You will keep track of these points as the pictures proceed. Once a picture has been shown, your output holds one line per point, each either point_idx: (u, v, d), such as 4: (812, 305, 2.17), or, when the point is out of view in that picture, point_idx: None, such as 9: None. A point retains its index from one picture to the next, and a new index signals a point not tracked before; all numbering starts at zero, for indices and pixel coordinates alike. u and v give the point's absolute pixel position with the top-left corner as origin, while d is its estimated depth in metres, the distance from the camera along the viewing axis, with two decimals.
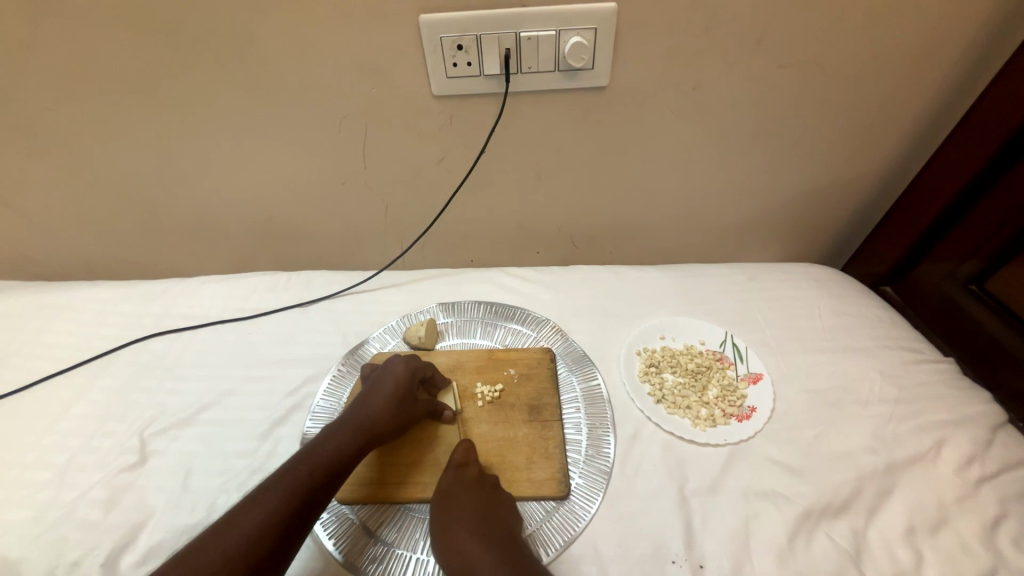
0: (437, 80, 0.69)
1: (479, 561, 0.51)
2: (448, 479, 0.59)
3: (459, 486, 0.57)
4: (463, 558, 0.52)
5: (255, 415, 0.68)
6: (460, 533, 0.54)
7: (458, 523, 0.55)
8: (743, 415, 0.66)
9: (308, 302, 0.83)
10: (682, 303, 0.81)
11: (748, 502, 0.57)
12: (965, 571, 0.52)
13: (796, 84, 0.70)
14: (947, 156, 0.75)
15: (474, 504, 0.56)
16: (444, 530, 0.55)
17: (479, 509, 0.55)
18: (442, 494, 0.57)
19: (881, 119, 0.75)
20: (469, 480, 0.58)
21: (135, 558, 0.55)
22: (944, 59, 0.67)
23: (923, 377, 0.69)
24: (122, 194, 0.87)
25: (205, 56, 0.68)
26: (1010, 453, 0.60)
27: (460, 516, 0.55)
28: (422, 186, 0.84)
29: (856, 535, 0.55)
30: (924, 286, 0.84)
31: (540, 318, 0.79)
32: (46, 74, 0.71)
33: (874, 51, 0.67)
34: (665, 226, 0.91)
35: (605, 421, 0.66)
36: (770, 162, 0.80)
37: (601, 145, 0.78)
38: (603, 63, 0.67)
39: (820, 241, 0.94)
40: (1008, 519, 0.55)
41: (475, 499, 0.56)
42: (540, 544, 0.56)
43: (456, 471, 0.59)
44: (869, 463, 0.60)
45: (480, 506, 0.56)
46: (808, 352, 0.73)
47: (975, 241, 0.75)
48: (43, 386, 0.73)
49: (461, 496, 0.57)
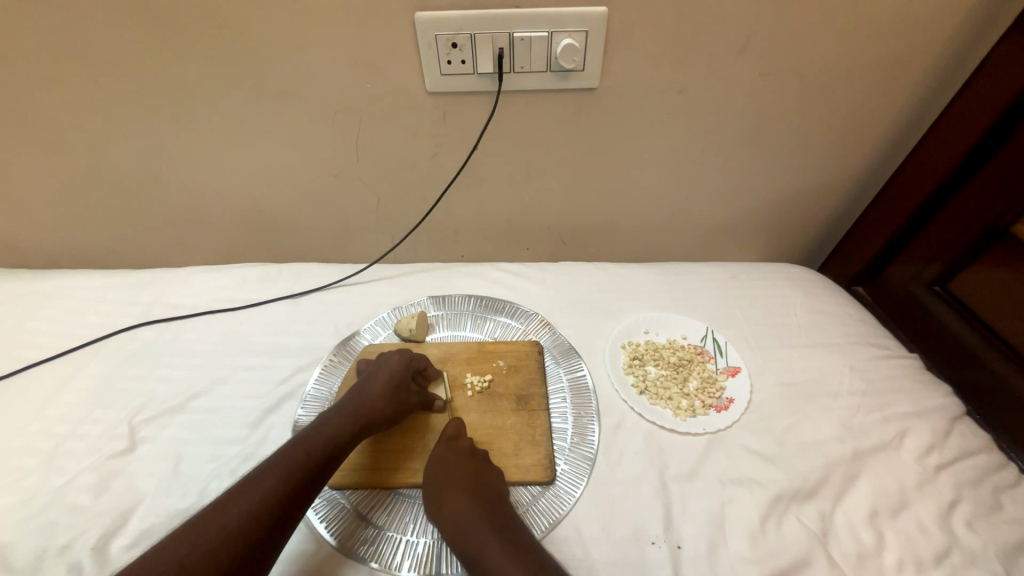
0: (431, 77, 0.70)
1: (471, 524, 0.55)
2: (442, 450, 0.61)
3: (453, 457, 0.60)
4: (456, 520, 0.55)
5: (246, 403, 0.68)
6: (453, 498, 0.57)
7: (451, 490, 0.58)
8: (721, 406, 0.69)
9: (299, 294, 0.83)
10: (666, 299, 0.84)
11: (724, 487, 0.60)
12: (922, 550, 0.55)
13: (777, 91, 0.73)
14: (915, 163, 0.79)
15: (467, 472, 0.59)
16: (437, 497, 0.58)
17: (471, 477, 0.58)
18: (436, 464, 0.60)
19: (856, 127, 0.78)
20: (462, 449, 0.61)
21: (125, 541, 0.55)
22: (914, 71, 0.71)
23: (889, 371, 0.73)
24: (110, 183, 0.86)
25: (199, 46, 0.68)
26: (966, 442, 0.65)
27: (453, 484, 0.58)
28: (415, 180, 0.85)
29: (823, 518, 0.58)
30: (892, 287, 0.88)
31: (528, 312, 0.81)
32: (33, 59, 0.70)
33: (849, 62, 0.70)
34: (651, 225, 0.94)
35: (590, 410, 0.69)
36: (751, 165, 0.84)
37: (590, 145, 0.80)
38: (593, 66, 0.69)
39: (797, 242, 0.98)
40: (962, 503, 0.59)
41: (468, 468, 0.59)
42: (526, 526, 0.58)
43: (450, 445, 0.62)
44: (838, 451, 0.64)
45: (474, 474, 0.58)
46: (783, 347, 0.76)
47: (939, 244, 0.79)
48: (29, 374, 0.72)
49: (454, 465, 0.59)
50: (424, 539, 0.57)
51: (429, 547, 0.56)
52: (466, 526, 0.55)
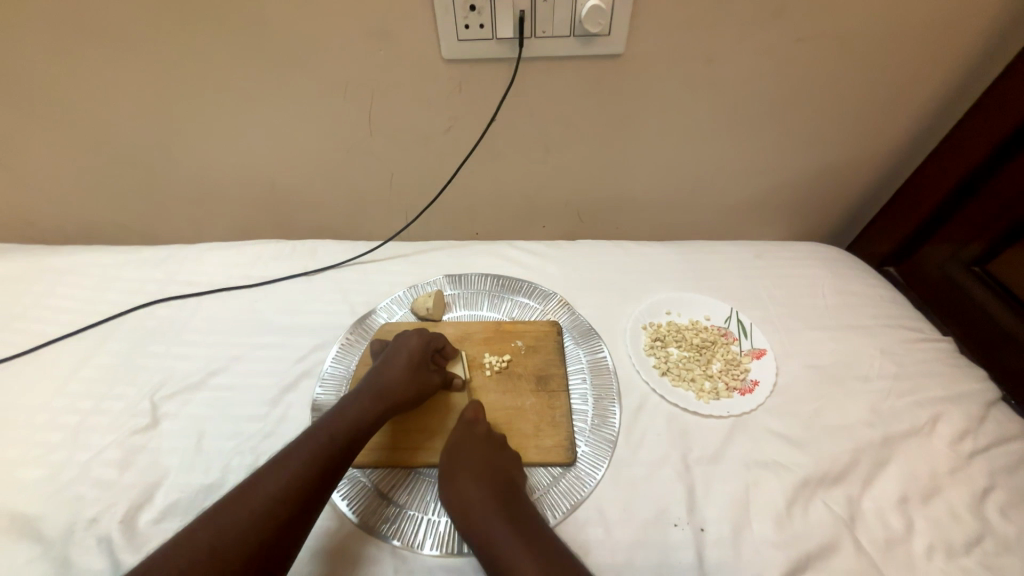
0: (447, 43, 0.66)
1: (473, 498, 0.55)
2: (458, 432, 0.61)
3: (468, 441, 0.59)
4: (466, 506, 0.55)
5: (264, 381, 0.68)
6: (464, 484, 0.56)
7: (463, 473, 0.57)
8: (746, 389, 0.67)
9: (314, 272, 0.82)
10: (688, 279, 0.81)
11: (749, 471, 0.59)
12: (953, 537, 0.54)
13: (817, 56, 0.68)
14: (959, 137, 0.74)
15: (482, 458, 0.57)
16: (451, 480, 0.57)
17: (485, 463, 0.57)
18: (451, 448, 0.59)
19: (899, 96, 0.73)
20: (479, 434, 0.60)
21: (151, 515, 0.56)
22: (968, 34, 0.66)
23: (922, 355, 0.70)
24: (119, 157, 0.84)
25: (203, 10, 0.65)
26: (1002, 428, 0.62)
27: (468, 468, 0.57)
28: (429, 155, 0.82)
29: (851, 503, 0.57)
30: (927, 267, 0.84)
31: (547, 291, 0.79)
32: (34, 26, 0.67)
33: (898, 24, 0.65)
34: (674, 202, 0.90)
35: (611, 392, 0.67)
36: (784, 138, 0.79)
37: (614, 116, 0.76)
38: (620, 30, 0.64)
39: (827, 220, 0.94)
40: (996, 490, 0.57)
41: (483, 454, 0.58)
42: (548, 507, 0.58)
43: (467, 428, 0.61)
44: (867, 436, 0.62)
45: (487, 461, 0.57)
46: (811, 329, 0.74)
47: (982, 221, 0.74)
48: (49, 350, 0.72)
49: (469, 451, 0.58)
50: (446, 518, 0.57)
51: (451, 526, 0.56)
52: (477, 514, 0.53)
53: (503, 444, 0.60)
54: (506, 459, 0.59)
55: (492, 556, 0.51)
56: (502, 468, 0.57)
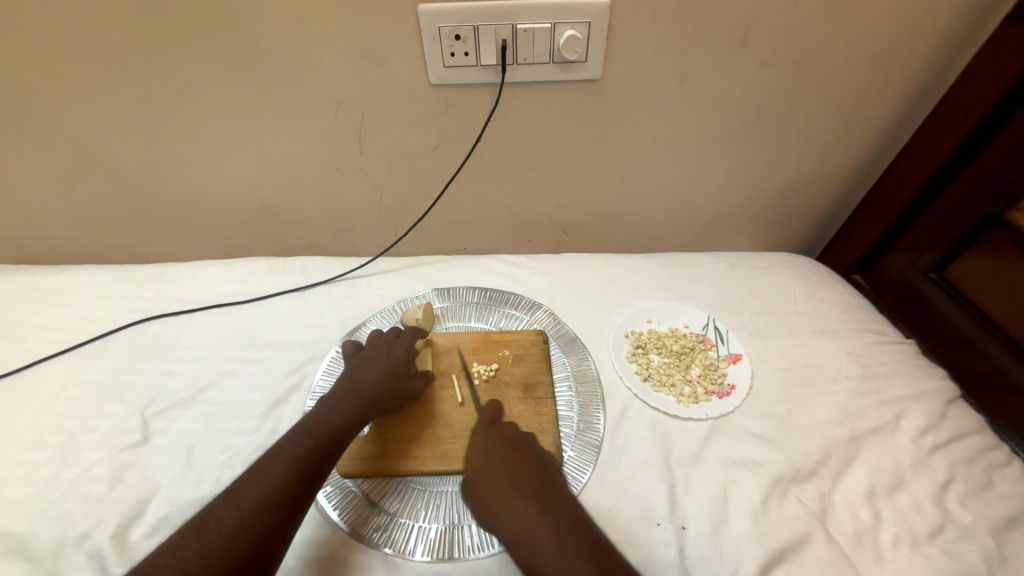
0: (434, 69, 0.70)
1: (524, 504, 0.53)
2: (489, 444, 0.58)
3: (503, 455, 0.57)
4: (518, 514, 0.52)
5: (255, 395, 0.69)
6: (512, 491, 0.54)
7: (508, 481, 0.55)
8: (723, 392, 0.71)
9: (305, 287, 0.84)
10: (667, 289, 0.85)
11: (727, 470, 0.62)
12: (918, 527, 0.57)
13: (777, 81, 0.74)
14: (913, 151, 0.80)
15: (523, 474, 0.56)
16: (493, 500, 0.54)
17: (528, 467, 0.56)
18: (485, 461, 0.57)
19: (854, 117, 0.80)
20: (510, 437, 0.60)
21: (142, 530, 0.56)
22: (910, 62, 0.73)
23: (886, 356, 0.75)
24: (111, 177, 0.86)
25: (201, 38, 0.68)
26: (961, 424, 0.67)
27: (509, 484, 0.55)
28: (418, 173, 0.85)
29: (822, 498, 0.60)
30: (890, 275, 0.89)
31: (533, 302, 0.82)
32: (32, 53, 0.69)
33: (848, 52, 0.71)
34: (652, 217, 0.95)
35: (595, 398, 0.70)
36: (752, 155, 0.85)
37: (593, 136, 0.81)
38: (596, 57, 0.69)
39: (796, 232, 0.99)
40: (956, 481, 0.61)
41: (523, 468, 0.56)
42: None
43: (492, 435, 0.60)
44: (836, 434, 0.65)
45: (529, 465, 0.57)
46: (783, 334, 0.78)
47: (937, 231, 0.80)
48: (36, 369, 0.72)
49: (507, 464, 0.56)
50: (435, 525, 0.58)
51: (440, 533, 0.57)
52: (528, 532, 0.51)
53: (536, 456, 0.58)
54: (545, 473, 0.57)
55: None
56: (545, 481, 0.56)
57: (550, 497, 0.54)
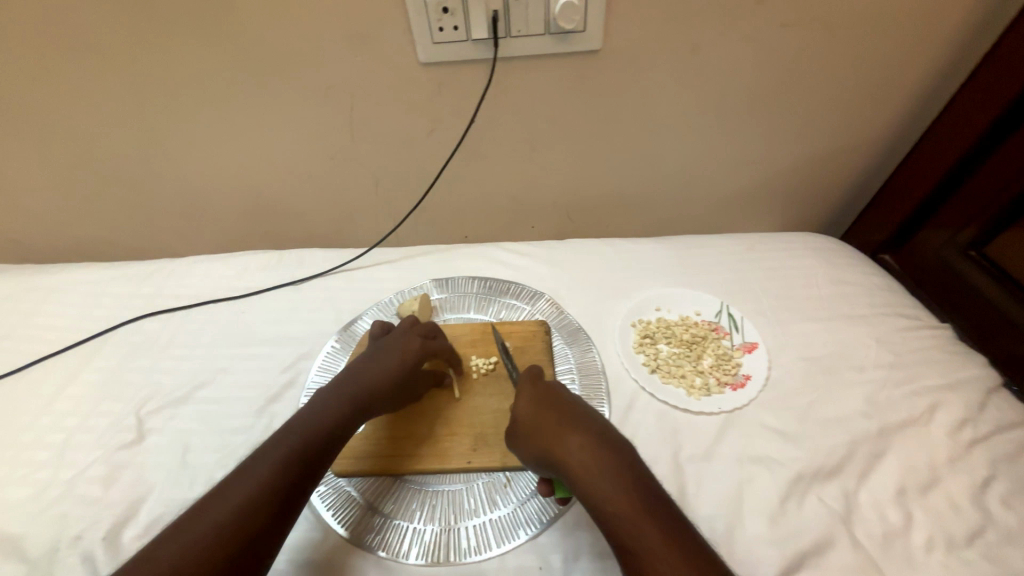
0: (422, 46, 0.66)
1: (585, 451, 0.50)
2: (547, 392, 0.57)
3: (562, 401, 0.56)
4: (578, 461, 0.50)
5: (250, 393, 0.68)
6: (571, 439, 0.51)
7: (566, 429, 0.52)
8: (738, 383, 0.66)
9: (300, 281, 0.82)
10: (677, 275, 0.80)
11: (741, 467, 0.58)
12: (954, 530, 0.52)
13: (798, 44, 0.67)
14: (953, 117, 0.73)
15: (584, 417, 0.54)
16: (554, 436, 0.52)
17: (582, 417, 0.54)
18: (545, 405, 0.55)
19: (885, 81, 0.72)
20: (554, 391, 0.57)
21: (136, 531, 0.55)
22: (951, 15, 0.65)
23: (918, 342, 0.69)
24: (104, 174, 0.85)
25: (178, 24, 0.65)
26: (1003, 415, 0.61)
27: (571, 423, 0.53)
28: (412, 159, 0.82)
29: (847, 497, 0.55)
30: (923, 254, 0.82)
31: (534, 292, 0.78)
32: (12, 47, 0.67)
33: (879, 7, 0.64)
34: (662, 198, 0.89)
35: (600, 392, 0.66)
36: (769, 127, 0.78)
37: (595, 112, 0.75)
38: (595, 26, 0.64)
39: (818, 210, 0.92)
40: (997, 479, 0.55)
41: (581, 417, 0.54)
42: (536, 512, 0.56)
43: (541, 386, 0.58)
44: (863, 428, 0.60)
45: (582, 415, 0.54)
46: (803, 320, 0.72)
47: (977, 205, 0.73)
48: (37, 368, 0.72)
49: (566, 409, 0.54)
50: (431, 526, 0.56)
51: (436, 535, 0.55)
52: (593, 468, 0.49)
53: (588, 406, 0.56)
54: (601, 418, 0.55)
55: (614, 515, 0.46)
56: (604, 425, 0.54)
57: (611, 437, 0.52)
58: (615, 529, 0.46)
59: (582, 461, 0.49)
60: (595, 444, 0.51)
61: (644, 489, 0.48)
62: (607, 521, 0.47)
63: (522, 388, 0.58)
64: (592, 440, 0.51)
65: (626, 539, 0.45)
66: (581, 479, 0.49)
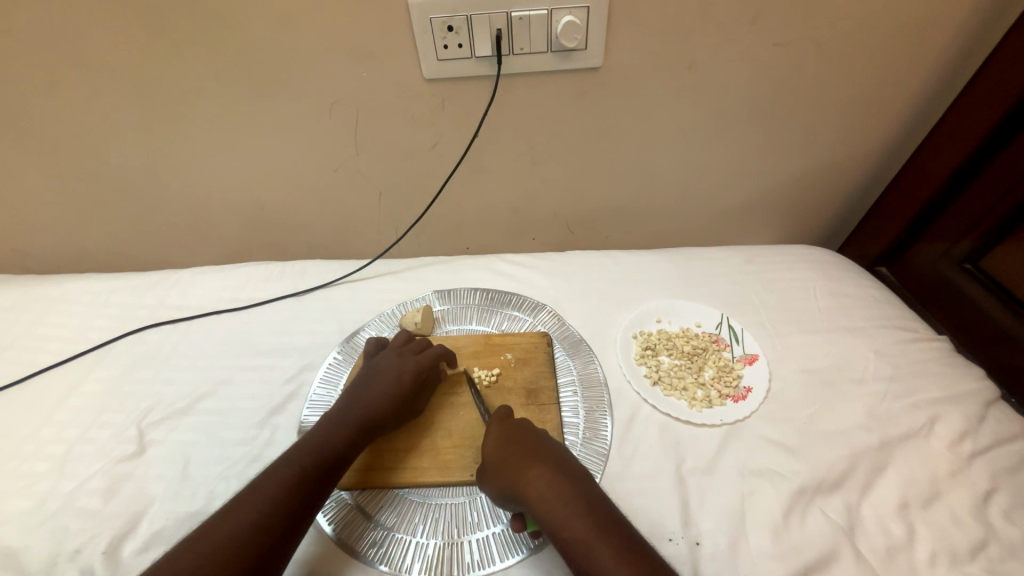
0: (427, 62, 0.67)
1: (546, 485, 0.52)
2: (512, 427, 0.58)
3: (525, 434, 0.57)
4: (540, 494, 0.51)
5: (252, 404, 0.68)
6: (533, 472, 0.53)
7: (529, 461, 0.54)
8: (739, 396, 0.66)
9: (303, 291, 0.82)
10: (677, 286, 0.81)
11: (744, 480, 0.58)
12: (957, 544, 0.52)
13: (793, 62, 0.69)
14: (942, 134, 0.74)
15: (546, 448, 0.56)
16: (515, 468, 0.54)
17: (546, 450, 0.55)
18: (509, 439, 0.56)
19: (878, 97, 0.74)
20: (523, 425, 0.59)
21: (135, 546, 0.55)
22: (941, 36, 0.67)
23: (916, 355, 0.69)
24: (110, 185, 0.86)
25: (188, 41, 0.66)
26: (1002, 428, 0.61)
27: (532, 454, 0.54)
28: (416, 172, 0.83)
29: (849, 510, 0.55)
30: (918, 266, 0.84)
31: (536, 303, 0.79)
32: (24, 63, 0.69)
33: (872, 28, 0.66)
34: (662, 210, 0.90)
35: (602, 404, 0.67)
36: (766, 143, 0.80)
37: (596, 128, 0.77)
38: (596, 44, 0.66)
39: (815, 222, 0.94)
40: (998, 493, 0.56)
41: (543, 448, 0.55)
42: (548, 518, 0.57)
43: (508, 423, 0.59)
44: (864, 440, 0.61)
45: (546, 448, 0.56)
46: (802, 332, 0.73)
47: (971, 219, 0.74)
48: (38, 379, 0.72)
49: (528, 441, 0.56)
50: (434, 540, 0.56)
51: (439, 549, 0.55)
52: (551, 496, 0.51)
53: (555, 440, 0.58)
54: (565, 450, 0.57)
55: (569, 540, 0.48)
56: (566, 456, 0.56)
57: (571, 467, 0.54)
58: (572, 557, 0.48)
59: (540, 491, 0.51)
60: (553, 472, 0.53)
61: (600, 513, 0.50)
62: (563, 547, 0.49)
63: (491, 424, 0.59)
64: (551, 470, 0.53)
65: (584, 565, 0.47)
66: (540, 509, 0.51)
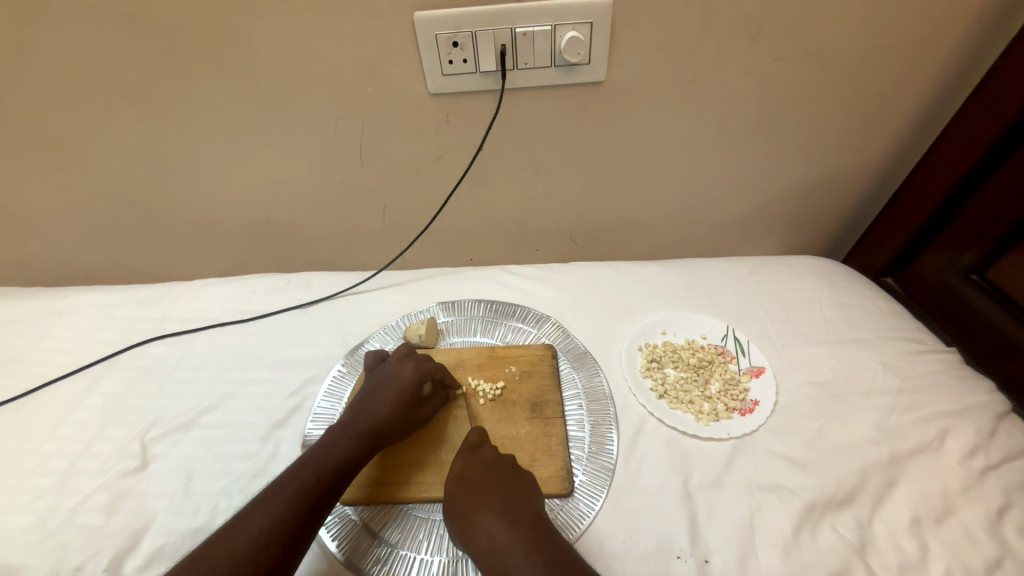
0: (433, 78, 0.68)
1: (501, 543, 0.51)
2: (464, 465, 0.58)
3: (478, 468, 0.57)
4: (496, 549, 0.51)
5: (256, 418, 0.67)
6: (487, 521, 0.53)
7: (484, 509, 0.54)
8: (746, 409, 0.66)
9: (307, 303, 0.82)
10: (683, 299, 0.80)
11: (752, 496, 0.57)
12: (970, 562, 0.52)
13: (794, 76, 0.70)
14: (945, 146, 0.75)
15: (499, 490, 0.55)
16: (465, 519, 0.54)
17: (506, 486, 0.56)
18: (458, 481, 0.57)
19: (880, 110, 0.74)
20: (486, 459, 0.58)
21: (137, 562, 0.55)
22: (942, 49, 0.67)
23: (925, 367, 0.69)
24: (118, 199, 0.86)
25: (198, 58, 0.67)
26: (1013, 443, 0.60)
27: (481, 498, 0.55)
28: (421, 185, 0.83)
29: (860, 527, 0.54)
30: (925, 277, 0.83)
31: (540, 315, 0.79)
32: (39, 81, 0.70)
33: (872, 42, 0.66)
34: (666, 221, 0.91)
35: (608, 417, 0.66)
36: (769, 155, 0.80)
37: (599, 141, 0.77)
38: (600, 59, 0.66)
39: (819, 233, 0.94)
40: (1012, 509, 0.55)
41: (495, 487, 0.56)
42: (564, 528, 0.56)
43: (472, 454, 0.59)
44: (873, 455, 0.60)
45: (504, 487, 0.56)
46: (809, 344, 0.73)
47: (977, 230, 0.74)
48: (41, 393, 0.72)
49: (478, 481, 0.56)
50: (438, 557, 0.55)
51: (443, 566, 0.54)
52: (497, 546, 0.51)
53: (516, 472, 0.58)
54: (522, 484, 0.57)
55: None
56: (521, 494, 0.56)
57: (517, 509, 0.54)
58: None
59: (489, 544, 0.52)
60: (498, 518, 0.53)
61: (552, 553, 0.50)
62: None
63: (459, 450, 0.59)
64: (496, 517, 0.53)
65: None
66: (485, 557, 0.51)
